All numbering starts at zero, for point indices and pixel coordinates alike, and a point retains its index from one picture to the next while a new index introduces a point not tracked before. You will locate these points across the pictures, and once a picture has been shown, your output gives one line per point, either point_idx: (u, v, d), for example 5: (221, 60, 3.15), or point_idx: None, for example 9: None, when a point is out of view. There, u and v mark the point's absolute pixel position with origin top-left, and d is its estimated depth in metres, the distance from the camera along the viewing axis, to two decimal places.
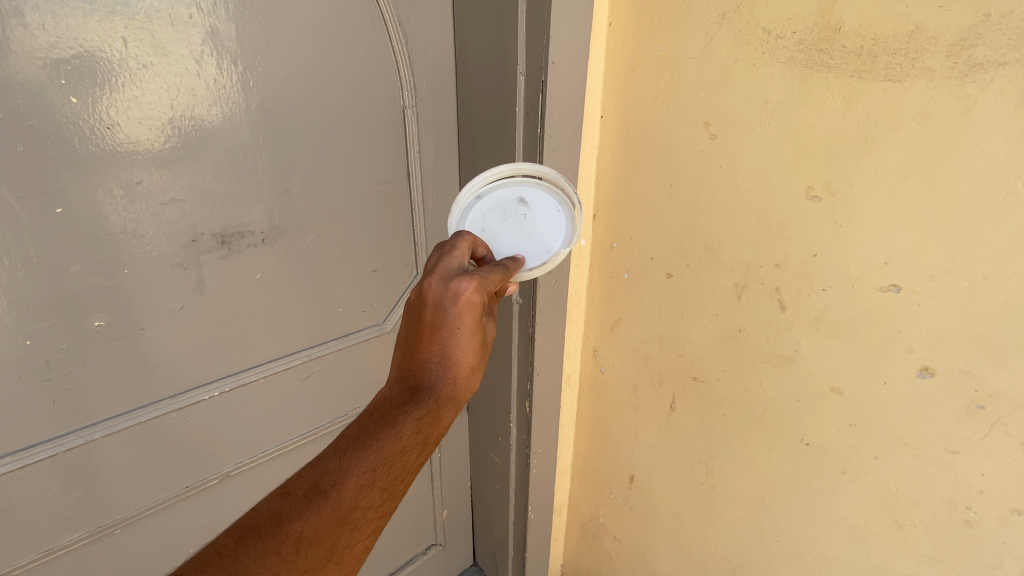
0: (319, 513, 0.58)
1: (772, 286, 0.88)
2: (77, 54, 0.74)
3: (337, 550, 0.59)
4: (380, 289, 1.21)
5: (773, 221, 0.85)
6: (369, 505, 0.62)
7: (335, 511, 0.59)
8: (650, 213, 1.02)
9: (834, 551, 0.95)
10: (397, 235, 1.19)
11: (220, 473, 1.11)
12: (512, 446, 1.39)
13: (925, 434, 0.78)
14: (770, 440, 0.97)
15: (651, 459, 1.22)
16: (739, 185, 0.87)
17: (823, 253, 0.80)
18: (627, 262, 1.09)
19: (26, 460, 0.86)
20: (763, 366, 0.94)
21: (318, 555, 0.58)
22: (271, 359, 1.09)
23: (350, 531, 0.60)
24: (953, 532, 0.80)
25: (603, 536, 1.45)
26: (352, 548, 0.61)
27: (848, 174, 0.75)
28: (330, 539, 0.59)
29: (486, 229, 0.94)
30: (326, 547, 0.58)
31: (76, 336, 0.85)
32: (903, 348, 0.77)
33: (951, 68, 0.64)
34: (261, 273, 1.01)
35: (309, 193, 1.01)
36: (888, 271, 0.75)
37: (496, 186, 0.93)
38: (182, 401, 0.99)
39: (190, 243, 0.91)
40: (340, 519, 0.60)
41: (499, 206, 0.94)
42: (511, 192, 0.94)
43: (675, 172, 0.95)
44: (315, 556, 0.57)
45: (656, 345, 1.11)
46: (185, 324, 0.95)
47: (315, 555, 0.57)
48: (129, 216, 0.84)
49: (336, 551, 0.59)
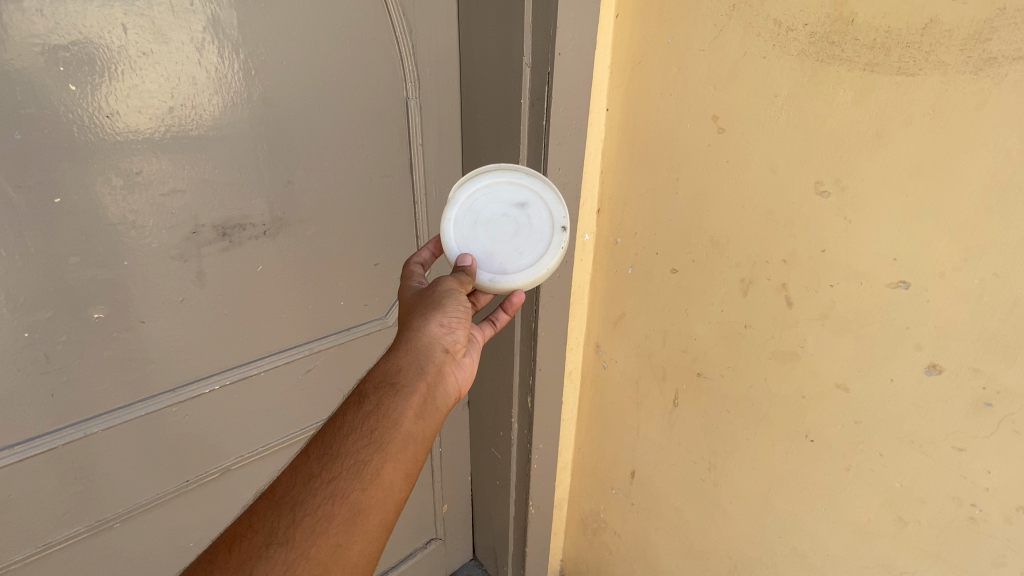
0: (252, 508, 0.61)
1: (779, 282, 0.88)
2: (75, 41, 0.72)
3: (279, 532, 0.58)
4: (382, 283, 1.20)
5: (781, 217, 0.84)
6: (307, 477, 0.62)
7: (267, 498, 0.61)
8: (655, 209, 1.01)
9: (836, 547, 0.95)
10: (400, 228, 1.18)
11: (220, 467, 1.10)
12: (513, 442, 1.39)
13: (931, 432, 0.78)
14: (773, 436, 0.97)
15: (653, 455, 1.22)
16: (746, 180, 0.86)
17: (831, 249, 0.80)
18: (631, 257, 1.09)
19: (25, 453, 0.85)
20: (768, 362, 0.93)
21: (257, 542, 0.57)
22: (271, 353, 1.08)
23: (291, 507, 0.60)
24: (957, 530, 0.80)
25: (604, 531, 1.45)
26: (302, 524, 0.59)
27: (857, 169, 0.74)
28: (268, 524, 0.59)
29: (511, 259, 0.94)
30: (264, 532, 0.58)
31: (74, 329, 0.84)
32: (910, 345, 0.76)
33: (966, 62, 0.64)
34: (263, 266, 1.00)
35: (312, 185, 1.00)
36: (898, 267, 0.75)
37: (542, 223, 0.94)
38: (182, 395, 0.98)
39: (190, 235, 0.90)
40: (277, 504, 0.60)
41: (528, 234, 0.94)
42: (535, 217, 0.94)
43: (682, 166, 0.94)
44: (253, 544, 0.57)
45: (659, 341, 1.10)
46: (185, 317, 0.94)
47: (252, 542, 0.57)
48: (129, 207, 0.83)
49: (278, 534, 0.58)
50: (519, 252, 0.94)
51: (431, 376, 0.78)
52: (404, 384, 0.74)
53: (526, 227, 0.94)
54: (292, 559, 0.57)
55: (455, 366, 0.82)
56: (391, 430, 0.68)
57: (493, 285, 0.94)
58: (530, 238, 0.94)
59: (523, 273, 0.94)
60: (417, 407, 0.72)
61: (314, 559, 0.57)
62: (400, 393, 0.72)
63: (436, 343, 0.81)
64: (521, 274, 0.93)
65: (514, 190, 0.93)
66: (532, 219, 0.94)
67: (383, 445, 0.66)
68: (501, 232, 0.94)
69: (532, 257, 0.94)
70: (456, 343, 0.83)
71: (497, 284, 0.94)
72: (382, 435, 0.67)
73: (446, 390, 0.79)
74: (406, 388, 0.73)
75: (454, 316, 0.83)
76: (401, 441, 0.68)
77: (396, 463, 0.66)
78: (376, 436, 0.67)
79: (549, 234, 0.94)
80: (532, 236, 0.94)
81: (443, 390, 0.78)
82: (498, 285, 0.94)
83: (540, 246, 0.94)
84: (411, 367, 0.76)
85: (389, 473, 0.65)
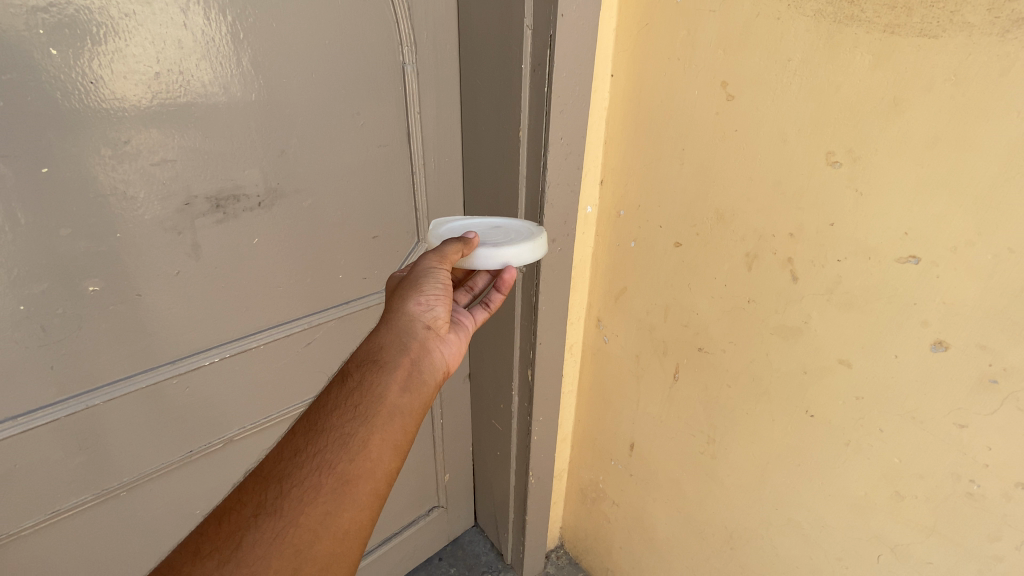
0: (240, 484, 0.61)
1: (785, 257, 0.85)
2: (54, 2, 0.69)
3: (266, 504, 0.58)
4: (381, 256, 1.18)
5: (789, 189, 0.81)
6: (293, 452, 0.62)
7: (254, 474, 0.62)
8: (660, 180, 0.98)
9: (832, 519, 0.96)
10: (399, 199, 1.16)
11: (224, 438, 1.11)
12: (514, 414, 1.40)
13: (934, 408, 0.77)
14: (773, 411, 0.97)
15: (653, 428, 1.23)
16: (755, 151, 0.83)
17: (840, 223, 0.78)
18: (634, 231, 1.07)
19: (28, 424, 0.86)
20: (770, 338, 0.92)
21: (245, 514, 0.58)
22: (270, 326, 1.08)
23: (278, 479, 0.60)
24: (955, 504, 0.80)
25: (602, 501, 1.48)
26: (289, 495, 0.59)
27: (871, 139, 0.71)
28: (255, 496, 0.59)
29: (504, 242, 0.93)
30: (252, 504, 0.58)
31: (71, 302, 0.83)
32: (917, 321, 0.75)
33: (992, 23, 0.60)
34: (259, 239, 0.98)
35: (307, 155, 0.98)
36: (908, 242, 0.72)
37: (521, 228, 0.99)
38: (182, 367, 0.98)
39: (184, 207, 0.88)
40: (264, 477, 0.61)
41: (512, 232, 0.97)
42: (513, 227, 1.00)
43: (688, 136, 0.91)
44: (241, 515, 0.57)
45: (660, 316, 1.09)
46: (182, 290, 0.93)
47: (241, 513, 0.58)
48: (119, 177, 0.81)
49: (266, 506, 0.58)
50: (507, 239, 0.94)
51: (415, 351, 0.77)
52: (387, 360, 0.73)
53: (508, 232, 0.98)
54: (281, 527, 0.57)
55: (440, 341, 0.82)
56: (376, 403, 0.68)
57: (488, 257, 0.89)
58: (512, 233, 0.97)
59: (516, 243, 0.91)
60: (402, 380, 0.72)
61: (303, 526, 0.58)
62: (383, 368, 0.72)
63: (417, 320, 0.81)
64: (518, 244, 0.90)
65: (484, 225, 1.03)
66: (510, 229, 1.00)
67: (369, 417, 0.66)
68: (485, 235, 0.97)
69: (521, 237, 0.93)
70: (437, 319, 0.83)
71: (492, 261, 0.89)
72: (367, 409, 0.67)
73: (433, 363, 0.78)
74: (388, 363, 0.73)
75: (433, 293, 0.83)
76: (387, 413, 0.68)
77: (382, 435, 0.66)
78: (361, 409, 0.67)
79: (531, 230, 0.97)
80: (515, 232, 0.97)
81: (429, 363, 0.78)
82: (493, 258, 0.89)
83: (528, 233, 0.95)
84: (393, 344, 0.76)
85: (376, 444, 0.65)
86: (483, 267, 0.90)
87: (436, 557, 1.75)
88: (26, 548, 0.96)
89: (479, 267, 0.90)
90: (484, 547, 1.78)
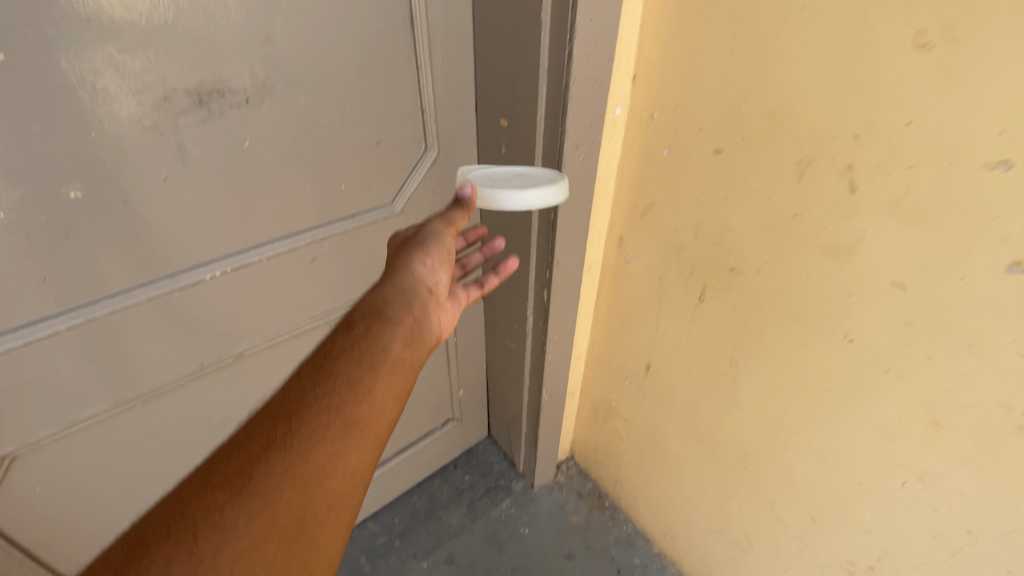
0: (246, 424, 0.60)
1: (844, 164, 0.74)
2: None
3: (274, 443, 0.57)
4: (387, 165, 1.09)
5: (860, 80, 0.69)
6: (302, 392, 0.62)
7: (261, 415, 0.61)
8: (703, 73, 0.85)
9: (857, 445, 0.93)
10: (404, 99, 1.04)
11: (234, 352, 1.09)
12: (528, 334, 1.36)
13: (997, 335, 0.70)
14: (807, 335, 0.91)
15: (672, 350, 1.19)
16: (824, 32, 0.69)
17: (919, 121, 0.65)
18: (669, 136, 0.95)
19: (30, 336, 0.83)
20: (815, 257, 0.84)
21: (253, 451, 0.57)
22: (272, 240, 1.01)
23: (286, 418, 0.59)
24: (998, 436, 0.75)
25: (614, 418, 1.49)
26: (298, 433, 0.58)
27: (978, 11, 0.57)
28: (263, 436, 0.58)
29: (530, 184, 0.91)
30: (260, 443, 0.57)
31: (54, 209, 0.77)
32: (995, 239, 0.65)
33: None
34: (251, 141, 0.89)
35: (297, 42, 0.85)
36: (1002, 142, 0.61)
37: (546, 175, 0.97)
38: (182, 280, 0.93)
39: (162, 102, 0.78)
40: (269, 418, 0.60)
41: (537, 178, 0.95)
42: (538, 173, 0.98)
43: (743, 15, 0.76)
44: (249, 454, 0.56)
45: (691, 233, 1.00)
46: (173, 198, 0.86)
47: (248, 451, 0.57)
48: (84, 64, 0.71)
49: (274, 446, 0.57)
50: (531, 183, 0.92)
51: (418, 313, 0.78)
52: (392, 315, 0.75)
53: (526, 179, 0.96)
54: (291, 467, 0.56)
55: (439, 307, 0.83)
56: (382, 354, 0.69)
57: (513, 199, 0.87)
58: (536, 180, 0.95)
59: (539, 187, 0.88)
60: (404, 336, 0.73)
61: (313, 463, 0.57)
62: (389, 322, 0.73)
63: (420, 282, 0.81)
64: (544, 188, 0.89)
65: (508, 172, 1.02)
66: (535, 175, 0.98)
67: (375, 364, 0.67)
68: (510, 180, 0.95)
69: (547, 181, 0.91)
70: (438, 284, 0.84)
71: (516, 203, 0.87)
72: (373, 355, 0.68)
73: (432, 328, 0.79)
74: (393, 318, 0.74)
75: (437, 257, 0.84)
76: (390, 363, 0.69)
77: (387, 381, 0.66)
78: (368, 356, 0.67)
79: (555, 176, 0.95)
80: (540, 177, 0.95)
81: (429, 325, 0.79)
82: (517, 201, 0.87)
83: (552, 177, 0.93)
84: (397, 301, 0.77)
85: (382, 392, 0.65)
86: (507, 209, 0.88)
87: (451, 465, 1.82)
88: (48, 457, 0.96)
89: (503, 209, 0.89)
90: (497, 457, 1.84)
